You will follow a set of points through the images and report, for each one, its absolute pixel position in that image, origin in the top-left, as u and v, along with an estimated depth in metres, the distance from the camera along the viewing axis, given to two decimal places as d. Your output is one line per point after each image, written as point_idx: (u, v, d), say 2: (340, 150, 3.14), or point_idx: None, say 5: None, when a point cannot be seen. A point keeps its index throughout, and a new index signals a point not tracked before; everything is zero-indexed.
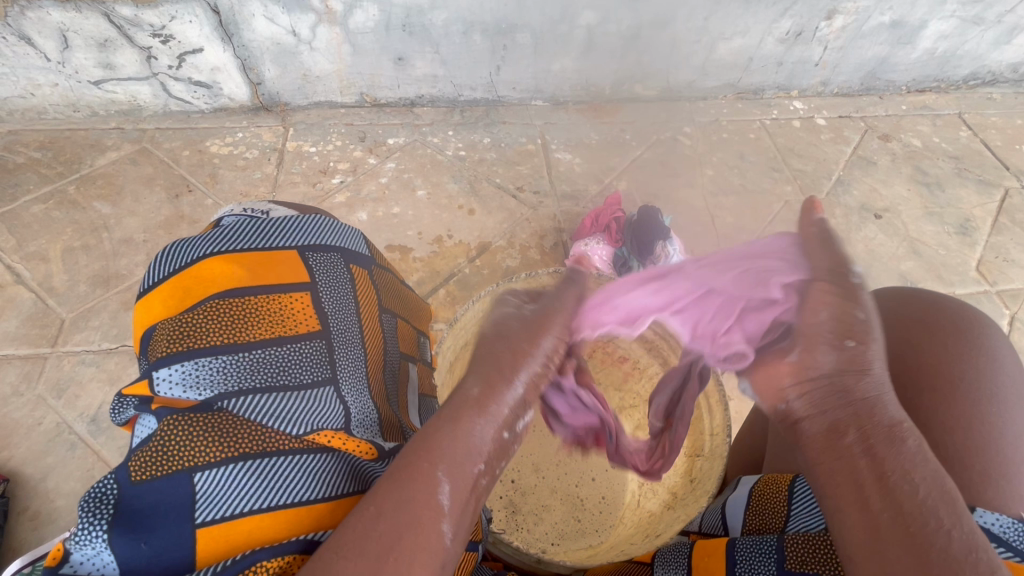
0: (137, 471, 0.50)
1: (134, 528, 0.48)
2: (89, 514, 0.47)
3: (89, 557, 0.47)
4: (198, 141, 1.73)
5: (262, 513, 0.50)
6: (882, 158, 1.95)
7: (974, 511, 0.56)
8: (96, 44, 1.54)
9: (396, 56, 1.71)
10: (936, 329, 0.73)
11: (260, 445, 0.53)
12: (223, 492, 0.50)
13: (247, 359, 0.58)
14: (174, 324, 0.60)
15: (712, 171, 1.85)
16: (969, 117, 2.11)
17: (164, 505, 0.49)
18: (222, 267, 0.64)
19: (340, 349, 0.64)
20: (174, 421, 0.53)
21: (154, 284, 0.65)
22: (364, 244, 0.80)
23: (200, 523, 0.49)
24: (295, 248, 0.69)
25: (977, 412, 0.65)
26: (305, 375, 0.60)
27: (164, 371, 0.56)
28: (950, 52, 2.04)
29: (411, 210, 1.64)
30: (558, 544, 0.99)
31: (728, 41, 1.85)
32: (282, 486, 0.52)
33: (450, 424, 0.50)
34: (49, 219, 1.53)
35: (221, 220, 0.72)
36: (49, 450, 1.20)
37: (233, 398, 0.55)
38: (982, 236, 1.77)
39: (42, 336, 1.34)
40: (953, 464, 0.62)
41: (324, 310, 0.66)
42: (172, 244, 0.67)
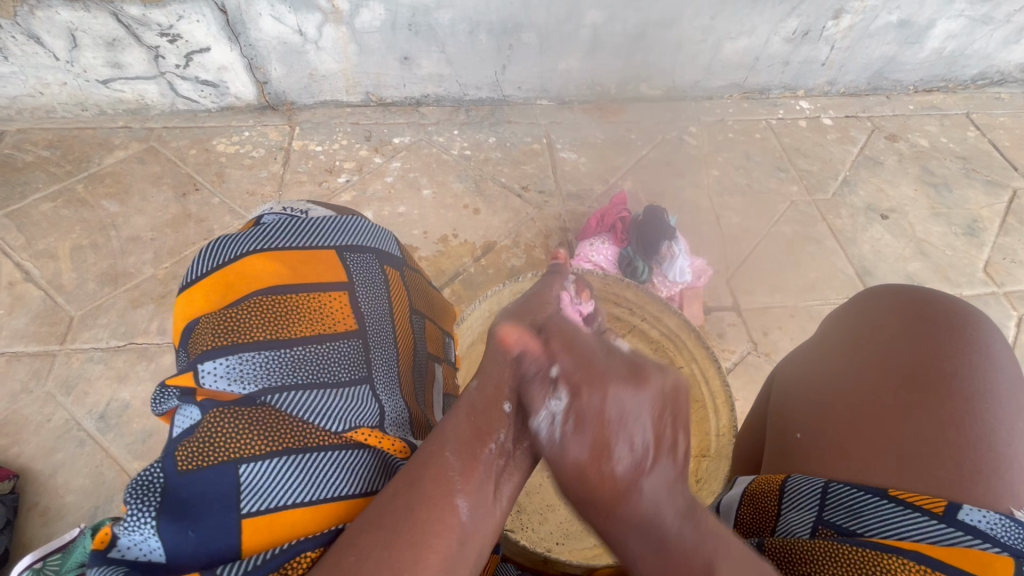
0: (183, 461, 0.50)
1: (182, 515, 0.48)
2: (138, 500, 0.48)
3: (138, 542, 0.47)
4: (205, 140, 1.73)
5: (303, 506, 0.50)
6: (889, 158, 1.94)
7: (960, 508, 0.55)
8: (104, 43, 1.55)
9: (402, 56, 1.72)
10: (930, 329, 0.72)
11: (301, 439, 0.53)
12: (269, 484, 0.50)
13: (289, 356, 0.59)
14: (217, 320, 0.60)
15: (718, 171, 1.84)
16: (977, 117, 2.10)
17: (210, 495, 0.49)
18: (264, 265, 0.65)
19: (375, 349, 0.65)
20: (220, 414, 0.53)
21: (196, 279, 0.65)
22: (396, 245, 0.80)
23: (245, 513, 0.49)
24: (333, 248, 0.69)
25: (968, 409, 0.64)
26: (343, 373, 0.61)
27: (209, 365, 0.57)
28: (958, 51, 2.03)
29: (417, 209, 1.65)
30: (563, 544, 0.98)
31: (734, 41, 1.84)
32: (322, 480, 0.52)
33: (458, 420, 0.58)
34: (58, 218, 1.54)
35: (262, 217, 0.73)
36: (58, 446, 1.21)
37: (276, 394, 0.56)
38: (990, 237, 1.76)
39: (51, 333, 1.35)
40: (942, 460, 0.61)
41: (361, 310, 0.66)
42: (216, 239, 0.67)
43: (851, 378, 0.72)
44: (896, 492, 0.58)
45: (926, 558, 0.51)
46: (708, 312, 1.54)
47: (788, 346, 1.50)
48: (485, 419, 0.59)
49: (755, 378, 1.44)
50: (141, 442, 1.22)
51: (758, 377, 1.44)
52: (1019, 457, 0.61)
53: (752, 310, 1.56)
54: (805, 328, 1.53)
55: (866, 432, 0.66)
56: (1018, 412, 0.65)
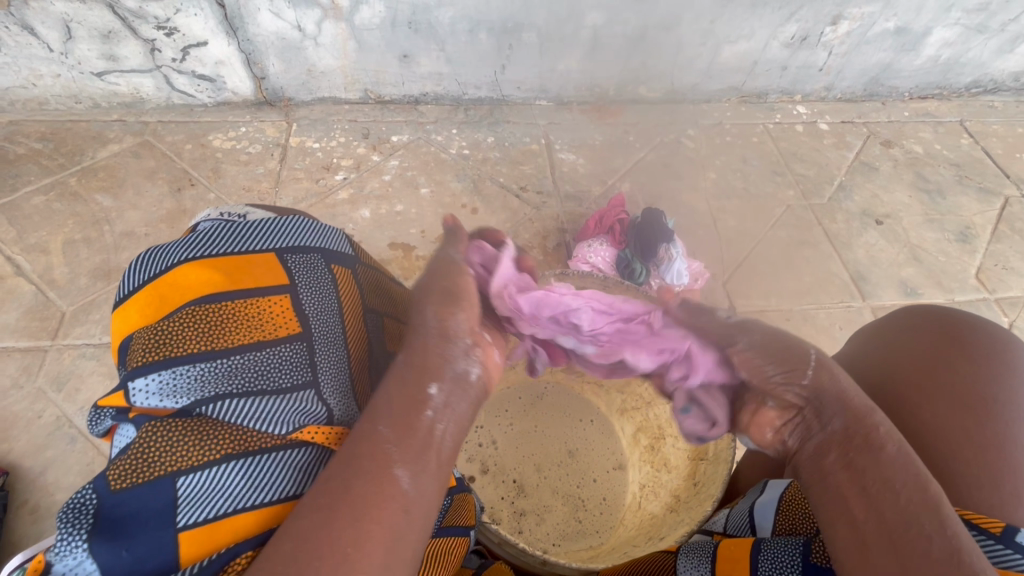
0: (115, 479, 0.50)
1: (114, 536, 0.48)
2: (69, 524, 0.48)
3: (71, 566, 0.47)
4: (201, 135, 1.72)
5: (245, 511, 0.51)
6: (884, 164, 1.96)
7: (1018, 531, 0.57)
8: (100, 35, 1.53)
9: (401, 53, 1.71)
10: (971, 349, 0.73)
11: (239, 447, 0.53)
12: (206, 494, 0.51)
13: (224, 365, 0.57)
14: (150, 334, 0.59)
15: (715, 174, 1.85)
16: (971, 125, 2.12)
17: (145, 512, 0.49)
18: (197, 273, 0.63)
19: (321, 350, 0.63)
20: (151, 430, 0.53)
21: (128, 293, 0.64)
22: (348, 242, 0.76)
23: (181, 527, 0.49)
24: (272, 250, 0.67)
25: (1007, 433, 0.66)
26: (284, 378, 0.59)
27: (140, 381, 0.55)
28: (953, 59, 2.05)
29: (415, 208, 1.64)
30: (559, 545, 0.99)
31: (733, 45, 1.85)
32: (263, 483, 0.53)
33: (387, 389, 0.53)
34: (50, 211, 1.52)
35: (198, 225, 0.71)
36: (49, 444, 1.19)
37: (211, 404, 0.54)
38: (982, 244, 1.78)
39: (42, 329, 1.33)
40: (985, 484, 0.63)
41: (305, 312, 0.64)
42: (145, 252, 0.66)
43: (895, 395, 0.73)
44: (956, 510, 0.60)
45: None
46: None
47: None
48: (411, 371, 0.54)
49: None
50: None
51: None
52: None
53: (747, 313, 1.57)
54: (800, 332, 1.55)
55: (905, 449, 0.69)
56: None
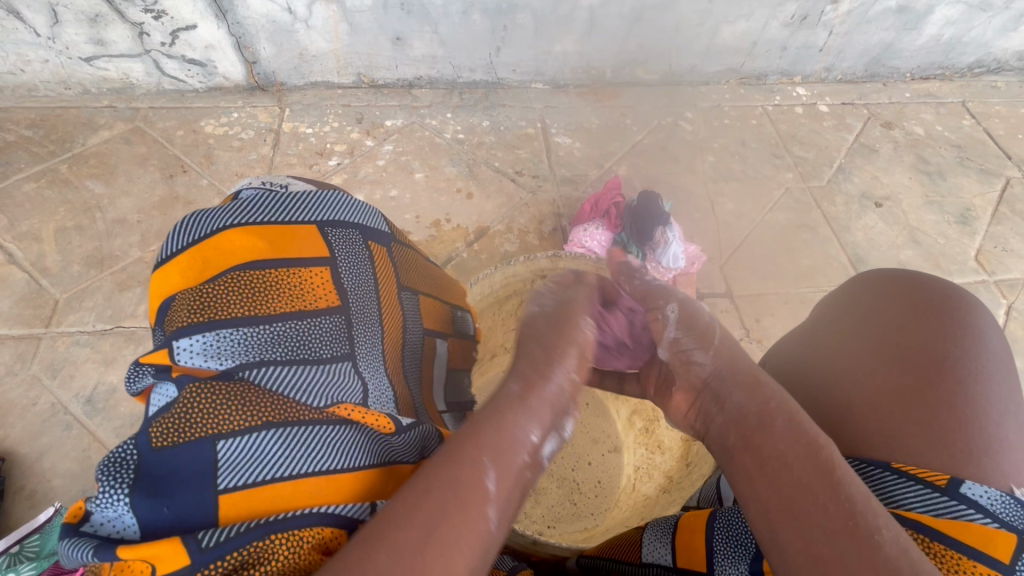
0: (157, 437, 0.48)
1: (155, 492, 0.46)
2: (110, 477, 0.46)
3: (111, 518, 0.45)
4: (192, 121, 1.70)
5: (287, 481, 0.49)
6: (885, 146, 1.94)
7: (963, 482, 0.55)
8: (87, 19, 1.51)
9: (394, 36, 1.68)
10: (923, 310, 0.71)
11: (282, 413, 0.52)
12: (249, 459, 0.49)
13: (267, 332, 0.57)
14: (192, 295, 0.58)
15: (713, 157, 1.83)
16: (973, 105, 2.09)
17: (187, 471, 0.47)
18: (243, 240, 0.62)
19: (358, 325, 0.64)
20: (196, 389, 0.51)
21: (170, 254, 0.63)
22: (384, 222, 0.78)
23: (222, 489, 0.47)
24: (315, 223, 0.67)
25: (962, 391, 0.63)
26: (324, 350, 0.59)
27: (185, 341, 0.55)
28: (956, 38, 2.01)
29: (409, 193, 1.63)
30: (553, 527, 0.99)
31: (732, 25, 1.82)
32: (308, 453, 0.51)
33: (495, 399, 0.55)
34: (41, 199, 1.51)
35: (240, 193, 0.70)
36: (45, 430, 1.19)
37: (254, 369, 0.54)
38: (982, 226, 1.76)
39: (36, 316, 1.33)
40: (934, 442, 0.60)
41: (344, 286, 0.65)
42: (193, 213, 0.65)
43: (848, 361, 0.71)
44: (902, 466, 0.58)
45: (925, 529, 0.52)
46: (700, 298, 1.54)
47: (779, 333, 1.51)
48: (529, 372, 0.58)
49: None
50: (129, 426, 1.21)
51: None
52: (1010, 439, 0.61)
53: (744, 297, 1.56)
54: (797, 315, 1.54)
55: (857, 412, 0.66)
56: (1008, 394, 0.64)
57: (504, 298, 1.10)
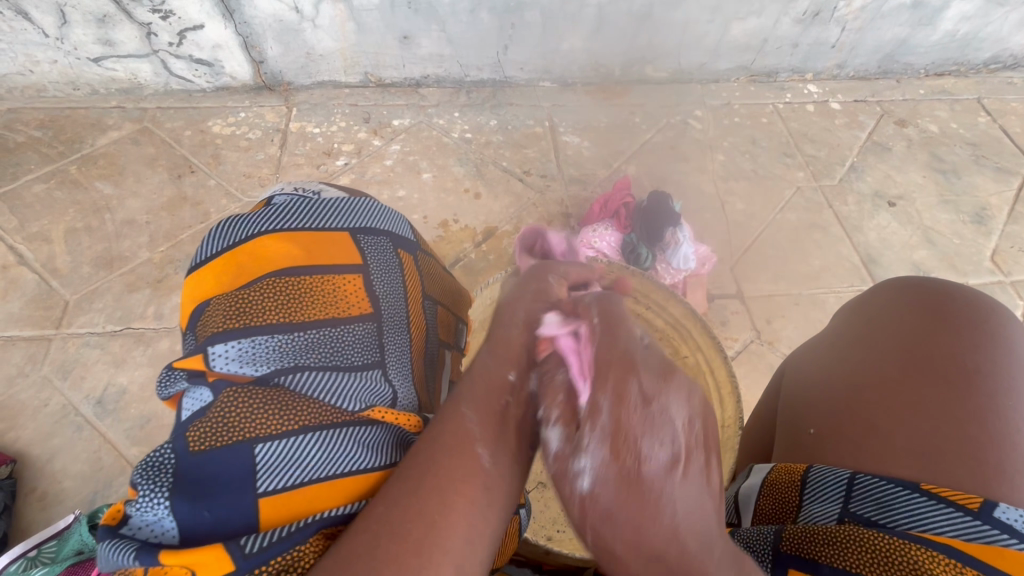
0: (195, 441, 0.48)
1: (194, 496, 0.45)
2: (148, 481, 0.46)
3: (150, 523, 0.45)
4: (200, 121, 1.70)
5: (320, 482, 0.49)
6: (898, 144, 1.91)
7: (996, 505, 0.53)
8: (94, 19, 1.51)
9: (401, 34, 1.67)
10: (951, 321, 0.69)
11: (318, 418, 0.52)
12: (287, 462, 0.48)
13: (302, 338, 0.57)
14: (228, 300, 0.58)
15: (723, 156, 1.81)
16: (988, 102, 2.06)
17: (226, 475, 0.47)
18: (277, 245, 0.62)
19: (389, 332, 0.63)
20: (233, 394, 0.50)
21: (205, 259, 0.63)
22: (412, 229, 0.78)
23: (262, 493, 0.47)
24: (347, 230, 0.67)
25: (991, 406, 0.62)
26: (357, 357, 0.59)
27: (221, 347, 0.54)
28: (972, 34, 1.98)
29: (417, 193, 1.62)
30: (563, 531, 0.97)
31: (743, 21, 1.79)
32: (342, 455, 0.50)
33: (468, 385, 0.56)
34: (51, 200, 1.51)
35: (272, 197, 0.69)
36: (56, 431, 1.20)
37: (289, 375, 0.53)
38: (998, 225, 1.73)
39: (46, 317, 1.33)
40: (963, 459, 0.59)
41: (376, 293, 0.64)
42: (226, 220, 0.65)
43: (871, 372, 0.70)
44: (930, 487, 0.57)
45: (956, 553, 0.50)
46: (711, 299, 1.52)
47: (791, 335, 1.49)
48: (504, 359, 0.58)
49: (759, 366, 1.43)
50: (139, 427, 1.21)
51: (760, 365, 1.43)
52: None
53: (755, 298, 1.54)
54: (809, 316, 1.52)
55: (883, 427, 0.65)
56: None
57: None
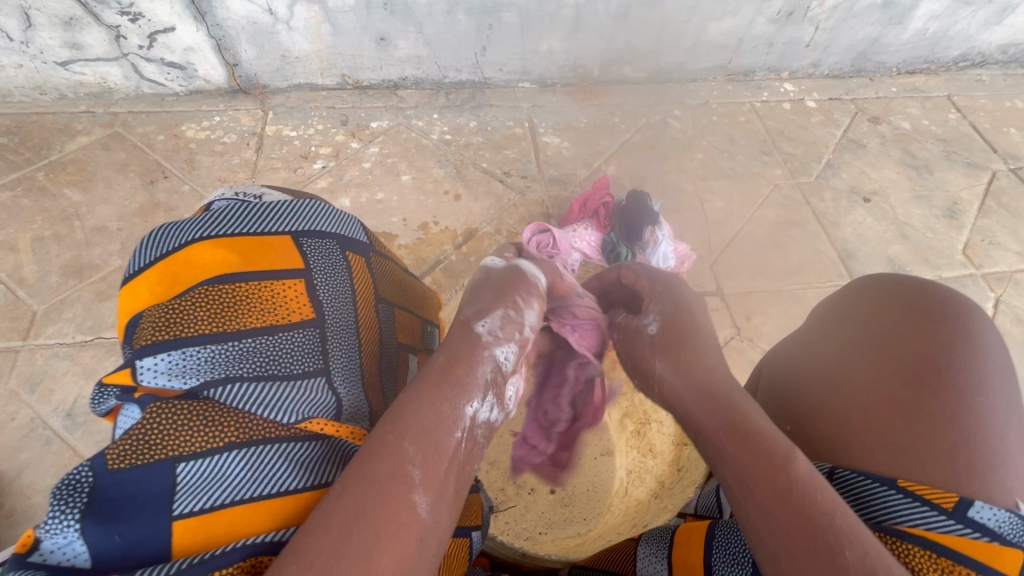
0: (114, 459, 0.47)
1: (110, 518, 0.45)
2: (61, 502, 0.45)
3: (61, 546, 0.43)
4: (173, 125, 1.67)
5: (245, 503, 0.48)
6: (872, 141, 1.94)
7: (971, 505, 0.54)
8: (60, 22, 1.47)
9: (378, 36, 1.66)
10: (924, 320, 0.70)
11: (247, 433, 0.51)
12: (207, 483, 0.48)
13: (236, 348, 0.55)
14: (159, 311, 0.56)
15: (702, 155, 1.82)
16: (958, 99, 2.10)
17: (144, 496, 0.46)
18: (213, 253, 0.60)
19: (333, 337, 0.62)
20: (157, 410, 0.50)
21: (137, 268, 0.60)
22: (364, 231, 0.77)
23: (177, 515, 0.46)
24: (289, 234, 0.65)
25: (963, 401, 0.62)
26: (296, 365, 0.57)
27: (148, 359, 0.52)
28: (941, 32, 2.02)
29: (396, 195, 1.60)
30: (546, 533, 0.99)
31: (719, 21, 1.81)
32: (271, 473, 0.50)
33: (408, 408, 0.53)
34: (17, 208, 1.47)
35: (212, 204, 0.68)
36: (24, 445, 1.16)
37: (219, 388, 0.53)
38: (969, 219, 1.77)
39: (13, 328, 1.29)
40: (936, 455, 0.59)
41: (319, 298, 0.63)
42: (159, 226, 0.62)
43: (847, 369, 0.70)
44: (908, 484, 0.57)
45: (931, 546, 0.53)
46: None
47: (770, 331, 1.50)
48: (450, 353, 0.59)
49: (739, 363, 1.44)
50: (111, 439, 1.18)
51: (741, 362, 1.44)
52: (1013, 449, 0.60)
53: (735, 294, 1.55)
54: (788, 312, 1.54)
55: (856, 423, 0.65)
56: (1009, 403, 0.63)
57: None
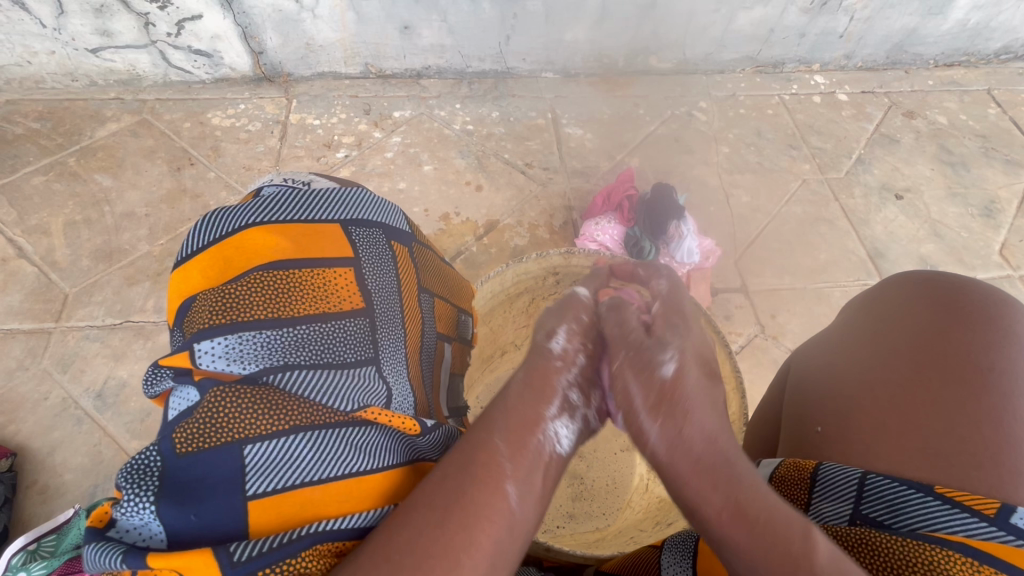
0: (182, 442, 0.47)
1: (181, 500, 0.45)
2: (134, 483, 0.45)
3: (137, 526, 0.44)
4: (200, 113, 1.68)
5: (314, 486, 0.48)
6: (906, 136, 1.88)
7: (1013, 511, 0.51)
8: (92, 10, 1.49)
9: (402, 25, 1.65)
10: (963, 319, 0.68)
11: (309, 417, 0.51)
12: (277, 465, 0.48)
13: (292, 334, 0.55)
14: (214, 296, 0.56)
15: (728, 148, 1.78)
16: (999, 93, 2.02)
17: (213, 477, 0.46)
18: (266, 239, 0.60)
19: (382, 326, 0.62)
20: (220, 393, 0.50)
21: (192, 253, 0.61)
22: (404, 219, 0.76)
23: (251, 495, 0.46)
24: (337, 221, 0.66)
25: (1007, 405, 0.60)
26: (349, 353, 0.58)
27: (207, 344, 0.53)
28: (982, 23, 1.94)
29: (418, 185, 1.60)
30: (563, 527, 0.99)
31: (749, 11, 1.76)
32: (336, 456, 0.50)
33: (498, 406, 0.58)
34: (50, 192, 1.50)
35: (261, 189, 0.68)
36: (56, 424, 1.20)
37: (278, 373, 0.53)
38: (1007, 219, 1.71)
39: (46, 311, 1.33)
40: (981, 461, 0.57)
41: (368, 287, 0.63)
42: (212, 211, 0.63)
43: (883, 369, 0.68)
44: (944, 490, 0.54)
45: (972, 551, 0.49)
46: (715, 293, 1.50)
47: (796, 329, 1.47)
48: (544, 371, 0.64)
49: (763, 361, 1.42)
50: (139, 421, 1.21)
51: (765, 360, 1.41)
52: None
53: (760, 291, 1.52)
54: (813, 310, 1.50)
55: (893, 427, 0.63)
56: None
57: (517, 294, 1.08)
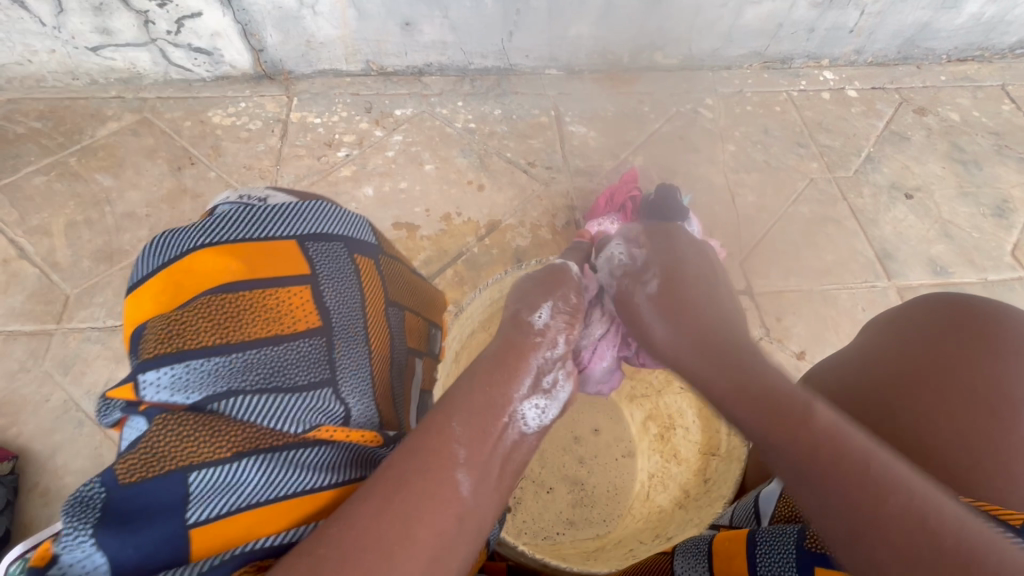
0: (125, 473, 0.47)
1: (122, 532, 0.45)
2: (74, 517, 0.45)
3: (79, 559, 0.44)
4: (200, 111, 1.67)
5: (257, 509, 0.48)
6: (917, 133, 1.84)
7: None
8: (91, 7, 1.48)
9: (403, 21, 1.63)
10: (994, 348, 0.69)
11: (257, 442, 0.51)
12: (224, 489, 0.48)
13: (240, 359, 0.55)
14: (163, 323, 0.56)
15: (734, 147, 1.76)
16: (1013, 89, 1.98)
17: (156, 507, 0.46)
18: (216, 262, 0.60)
19: (340, 345, 0.61)
20: (165, 422, 0.50)
21: (141, 279, 0.61)
22: (371, 231, 0.75)
23: (192, 523, 0.46)
24: (294, 238, 0.64)
25: None
26: (302, 376, 0.57)
27: (151, 373, 0.52)
28: (997, 17, 1.90)
29: (419, 185, 1.58)
30: (564, 533, 0.99)
31: (757, 5, 1.72)
32: (281, 479, 0.50)
33: (461, 390, 0.63)
34: (50, 192, 1.50)
35: (216, 208, 0.67)
36: (58, 427, 1.20)
37: (224, 400, 0.52)
38: (1020, 219, 1.67)
39: (47, 312, 1.33)
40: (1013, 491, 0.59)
41: (325, 305, 0.62)
42: (161, 234, 0.62)
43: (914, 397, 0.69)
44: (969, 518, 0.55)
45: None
46: None
47: (801, 333, 1.45)
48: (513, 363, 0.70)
49: None
50: None
51: None
52: None
53: (764, 294, 1.50)
54: (819, 313, 1.48)
55: None
56: None
57: None
